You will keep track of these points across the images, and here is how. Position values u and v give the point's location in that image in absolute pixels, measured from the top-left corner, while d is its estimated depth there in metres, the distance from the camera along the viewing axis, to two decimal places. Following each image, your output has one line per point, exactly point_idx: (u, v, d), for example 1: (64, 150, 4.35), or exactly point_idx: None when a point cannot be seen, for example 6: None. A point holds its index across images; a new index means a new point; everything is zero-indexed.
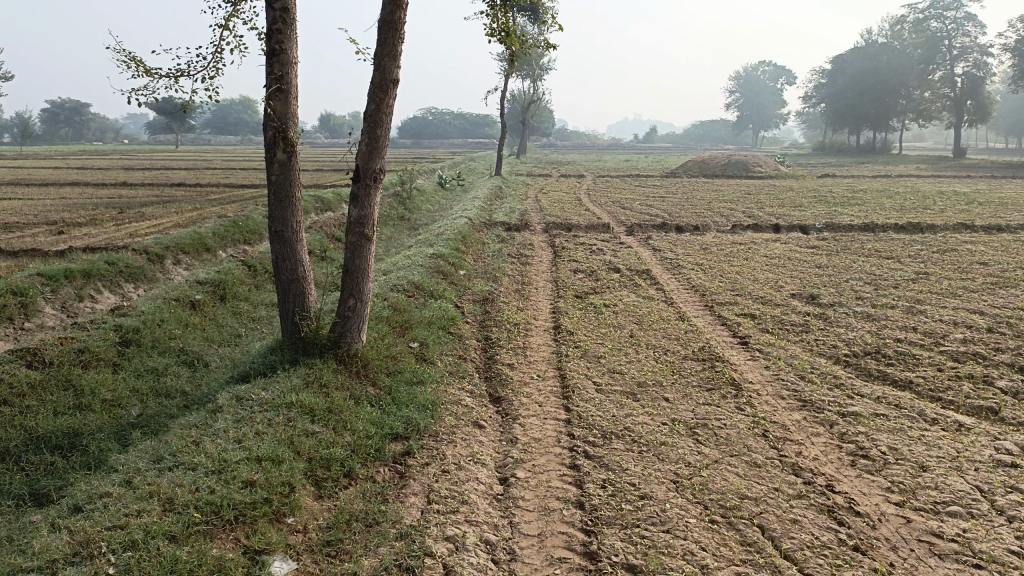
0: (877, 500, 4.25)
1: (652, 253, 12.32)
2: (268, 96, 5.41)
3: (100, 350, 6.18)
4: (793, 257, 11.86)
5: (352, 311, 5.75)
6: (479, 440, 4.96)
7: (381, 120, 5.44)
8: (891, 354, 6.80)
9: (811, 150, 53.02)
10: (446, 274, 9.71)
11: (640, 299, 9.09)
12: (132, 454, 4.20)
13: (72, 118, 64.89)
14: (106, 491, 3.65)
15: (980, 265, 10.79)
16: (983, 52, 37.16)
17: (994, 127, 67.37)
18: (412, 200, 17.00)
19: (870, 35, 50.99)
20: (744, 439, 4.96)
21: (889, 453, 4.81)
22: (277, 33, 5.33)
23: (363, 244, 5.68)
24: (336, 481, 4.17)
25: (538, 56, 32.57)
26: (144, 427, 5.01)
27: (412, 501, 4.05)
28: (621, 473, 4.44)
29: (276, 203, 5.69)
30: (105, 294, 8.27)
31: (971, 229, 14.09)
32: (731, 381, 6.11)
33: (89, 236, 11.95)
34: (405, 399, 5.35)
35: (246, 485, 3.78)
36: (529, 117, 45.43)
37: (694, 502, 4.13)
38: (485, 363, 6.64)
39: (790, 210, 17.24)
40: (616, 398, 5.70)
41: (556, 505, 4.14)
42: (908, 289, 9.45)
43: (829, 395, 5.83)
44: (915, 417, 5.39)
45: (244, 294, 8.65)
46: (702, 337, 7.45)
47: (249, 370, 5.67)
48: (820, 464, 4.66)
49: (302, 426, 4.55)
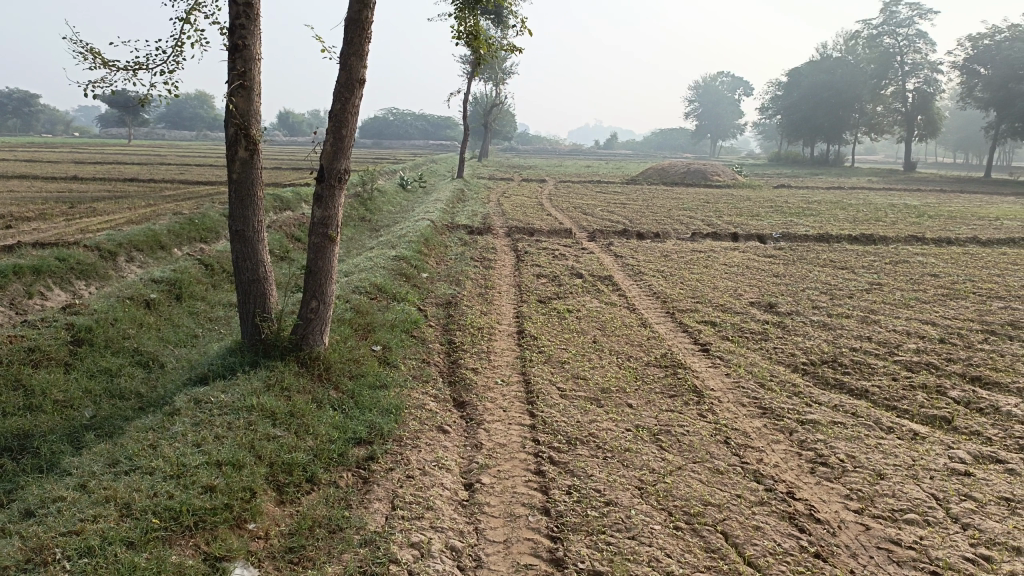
0: (837, 507, 4.32)
1: (614, 259, 12.41)
2: (230, 92, 5.30)
3: (51, 349, 5.99)
4: (752, 265, 12.07)
5: (315, 313, 5.66)
6: (444, 445, 4.93)
7: (346, 120, 5.36)
8: (847, 363, 6.94)
9: (767, 161, 54.00)
10: (409, 276, 9.64)
11: (603, 305, 9.14)
12: (85, 457, 4.07)
13: (22, 108, 63.05)
14: (59, 495, 3.53)
15: (931, 277, 11.10)
16: (932, 69, 38.32)
17: (942, 144, 69.44)
18: (374, 201, 16.87)
19: (826, 50, 52.23)
20: (706, 446, 5.00)
21: (847, 460, 4.89)
22: (241, 28, 5.23)
23: (326, 245, 5.59)
24: (298, 486, 4.10)
25: (502, 60, 32.70)
26: (97, 430, 4.86)
27: (377, 507, 4.00)
28: (586, 479, 4.44)
29: (236, 202, 5.57)
30: (55, 291, 8.02)
31: (921, 242, 14.48)
32: (693, 388, 6.16)
33: (39, 230, 11.59)
34: (368, 403, 5.28)
35: (206, 490, 3.67)
36: (491, 121, 45.44)
37: (659, 508, 4.15)
38: (449, 367, 6.61)
39: (748, 219, 17.54)
40: (581, 404, 5.71)
41: (522, 511, 4.11)
42: (863, 299, 9.67)
43: (788, 403, 5.92)
44: (871, 425, 5.50)
45: (201, 293, 8.47)
46: (664, 343, 7.51)
47: (208, 371, 5.54)
48: (781, 471, 4.72)
49: (263, 430, 4.46)
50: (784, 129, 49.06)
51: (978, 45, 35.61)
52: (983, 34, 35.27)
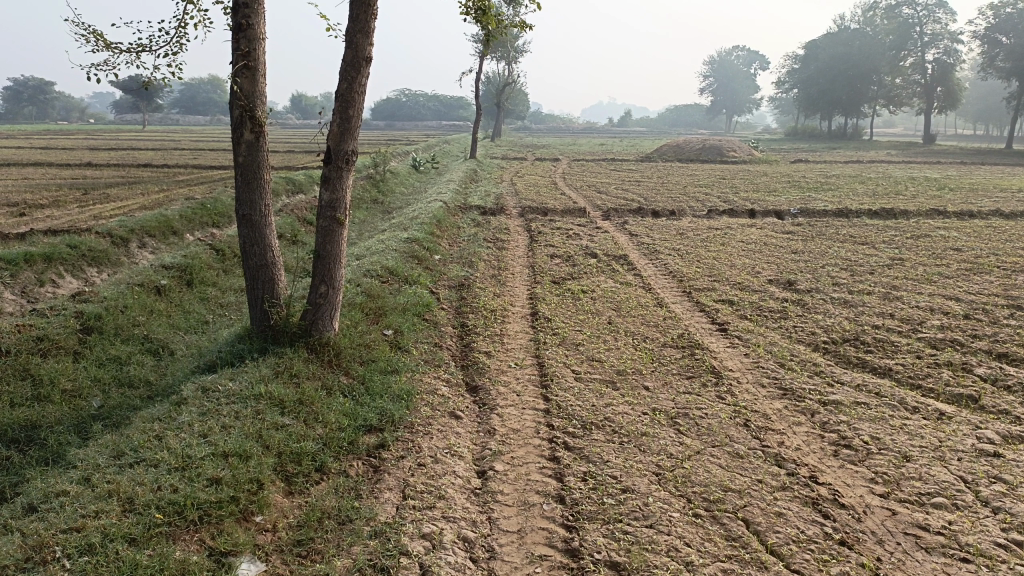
0: (861, 491, 4.18)
1: (629, 238, 12.24)
2: (234, 73, 5.17)
3: (60, 338, 5.94)
4: (769, 242, 11.86)
5: (324, 298, 5.55)
6: (457, 431, 4.83)
7: (353, 100, 5.23)
8: (870, 341, 6.77)
9: (784, 135, 53.24)
10: (421, 259, 9.53)
11: (617, 285, 8.99)
12: (91, 450, 4.01)
13: (37, 97, 63.41)
14: (63, 489, 3.47)
15: (954, 251, 10.85)
16: (952, 39, 37.48)
17: (963, 115, 68.20)
18: (386, 182, 16.76)
19: (843, 21, 51.27)
20: (725, 429, 4.87)
21: (871, 442, 4.74)
22: (244, 7, 5.09)
23: (335, 229, 5.47)
24: (307, 475, 4.01)
25: (514, 37, 32.39)
26: (105, 419, 4.81)
27: (387, 497, 3.91)
28: (602, 466, 4.33)
29: (243, 185, 5.46)
30: (67, 279, 7.98)
31: (943, 215, 14.17)
32: (711, 369, 6.02)
33: (52, 218, 11.57)
34: (379, 388, 5.19)
35: (212, 482, 3.59)
36: (503, 100, 44.96)
37: (677, 495, 4.03)
38: (461, 351, 6.50)
39: (765, 196, 17.25)
40: (596, 386, 5.59)
41: (536, 500, 4.01)
42: (884, 275, 9.45)
43: (810, 382, 5.78)
44: (896, 405, 5.35)
45: (212, 279, 8.40)
46: (681, 323, 7.36)
47: (217, 359, 5.46)
48: (803, 454, 4.59)
49: (271, 418, 4.37)
50: (800, 103, 48.30)
51: (998, 14, 34.79)
52: (1004, 3, 34.44)
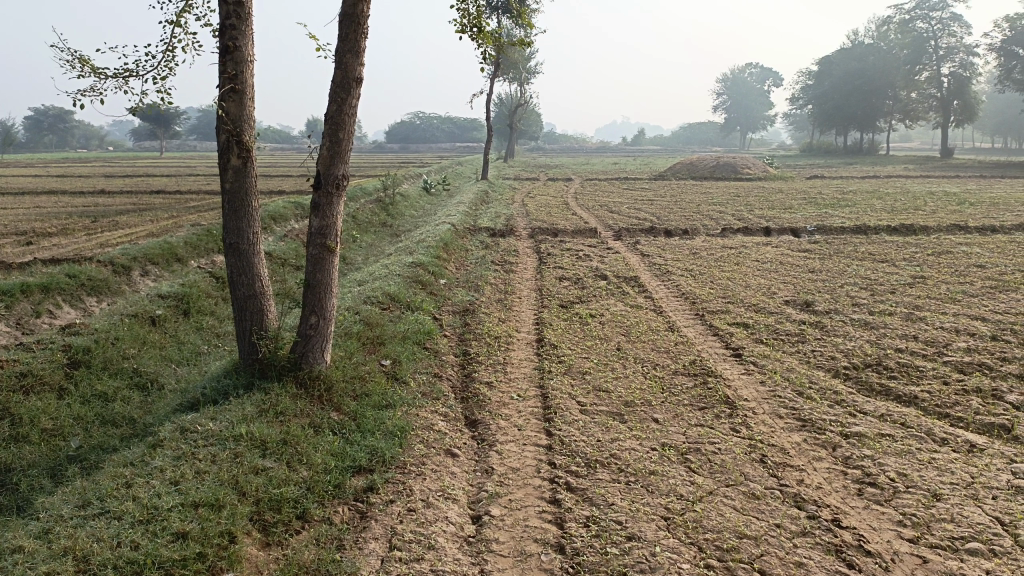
0: (889, 536, 3.84)
1: (641, 258, 11.95)
2: (220, 96, 4.94)
3: (45, 373, 5.72)
4: (786, 261, 11.53)
5: (315, 329, 5.30)
6: (452, 471, 4.53)
7: (343, 122, 5.01)
8: (893, 366, 6.41)
9: (799, 152, 52.84)
10: (426, 283, 9.27)
11: (627, 308, 8.68)
12: (58, 497, 3.75)
13: (56, 125, 64.56)
14: (18, 545, 3.21)
15: (977, 268, 10.45)
16: (967, 52, 37.14)
17: (980, 129, 67.47)
18: (396, 205, 16.59)
19: (856, 36, 50.99)
20: (739, 466, 4.54)
21: (898, 479, 4.40)
22: (231, 28, 4.89)
23: (325, 257, 5.22)
24: (287, 524, 3.73)
25: (526, 59, 32.43)
26: (82, 461, 4.56)
27: (372, 548, 3.62)
28: (606, 510, 4.01)
29: (230, 213, 5.21)
30: (65, 309, 7.78)
31: (964, 230, 13.77)
32: (725, 399, 5.68)
33: (58, 246, 11.47)
34: (371, 425, 4.91)
35: (178, 537, 3.31)
36: (518, 121, 44.82)
37: (687, 543, 3.71)
38: (462, 382, 6.21)
39: (781, 213, 16.88)
40: (602, 419, 5.28)
41: (534, 549, 3.70)
42: (906, 294, 9.08)
43: (830, 413, 5.42)
44: (922, 437, 4.99)
45: (211, 307, 8.17)
46: (693, 349, 7.05)
47: (202, 396, 5.20)
48: (824, 494, 4.25)
49: (251, 461, 4.10)
50: (815, 118, 47.89)
51: (1014, 26, 34.23)
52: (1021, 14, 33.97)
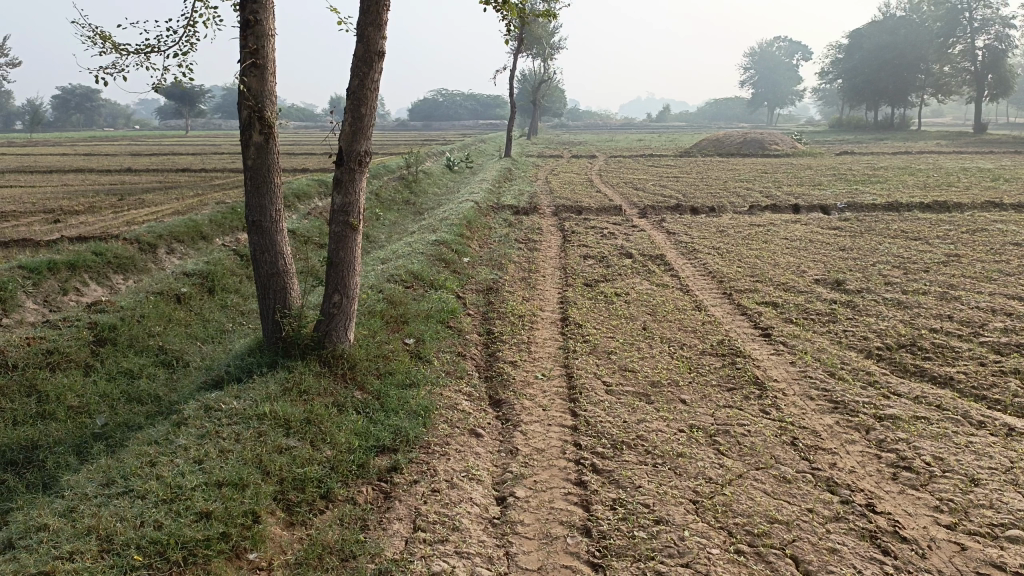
0: (925, 522, 3.73)
1: (666, 236, 11.79)
2: (242, 72, 4.88)
3: (71, 350, 5.74)
4: (815, 238, 11.31)
5: (338, 307, 5.25)
6: (477, 451, 4.48)
7: (365, 97, 4.92)
8: (928, 347, 6.24)
9: (828, 127, 51.91)
10: (449, 261, 9.20)
11: (653, 287, 8.56)
12: (84, 475, 3.75)
13: (84, 105, 65.18)
14: (43, 523, 3.21)
15: (1013, 246, 10.18)
16: (1003, 24, 36.08)
17: (1015, 104, 65.79)
18: (419, 183, 16.52)
19: (888, 8, 49.74)
20: (770, 449, 4.44)
21: (934, 463, 4.27)
22: (252, 2, 4.81)
23: (348, 234, 5.17)
24: (311, 504, 3.70)
25: (549, 34, 32.03)
26: (107, 439, 4.57)
27: (396, 529, 3.58)
28: (634, 492, 3.94)
29: (252, 191, 5.16)
30: (92, 286, 7.81)
31: (1000, 207, 13.41)
32: (754, 380, 5.57)
33: (86, 224, 11.54)
34: (395, 404, 4.87)
35: (201, 517, 3.30)
36: (542, 98, 44.52)
37: (717, 527, 3.63)
38: (486, 361, 6.15)
39: (810, 190, 16.56)
40: (628, 400, 5.20)
41: (559, 532, 3.64)
42: (940, 273, 8.85)
43: (863, 395, 5.29)
44: (959, 420, 4.85)
45: (235, 285, 8.17)
46: (721, 328, 6.93)
47: (226, 374, 5.20)
48: (857, 478, 4.14)
49: (274, 440, 4.07)
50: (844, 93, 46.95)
51: None
52: None
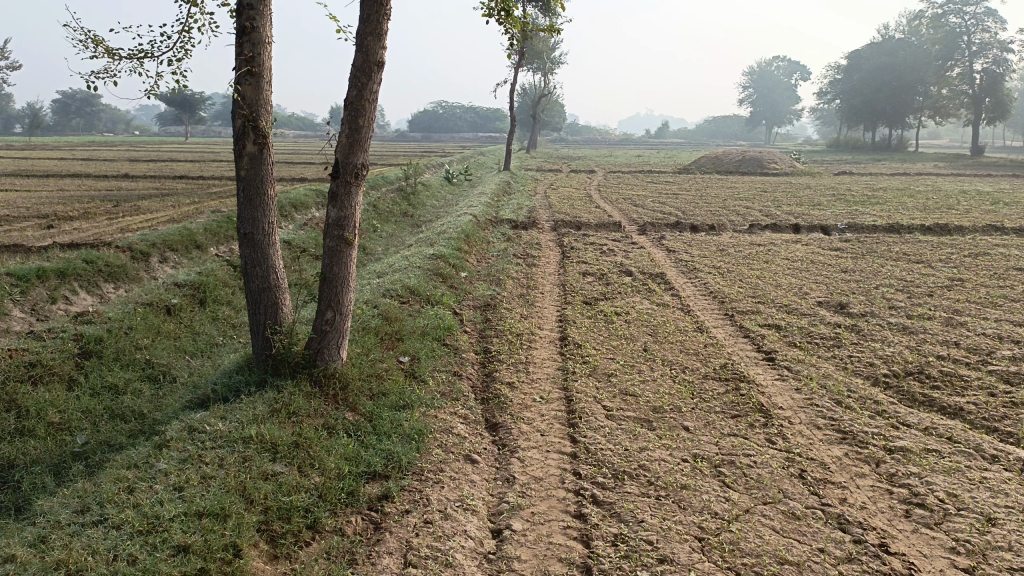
0: (941, 565, 3.56)
1: (666, 254, 11.64)
2: (237, 80, 4.72)
3: (54, 363, 5.54)
4: (817, 259, 11.17)
5: (330, 324, 5.07)
6: (471, 479, 4.29)
7: (363, 108, 4.77)
8: (936, 375, 6.08)
9: (827, 147, 51.99)
10: (446, 275, 9.03)
11: (653, 307, 8.39)
12: (59, 500, 3.56)
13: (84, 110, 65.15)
14: (11, 553, 3.02)
15: (1017, 271, 10.04)
16: (1002, 48, 36.26)
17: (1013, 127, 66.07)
18: (417, 195, 16.37)
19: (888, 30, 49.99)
20: (777, 482, 4.26)
21: (948, 500, 4.10)
22: (249, 8, 4.66)
23: (343, 249, 5.00)
24: (297, 535, 3.51)
25: (550, 48, 32.03)
26: (86, 460, 4.38)
27: (386, 564, 3.39)
28: (636, 527, 3.76)
29: (245, 202, 4.99)
30: (81, 295, 7.63)
31: (1001, 231, 13.30)
32: (758, 407, 5.39)
33: (79, 230, 11.35)
34: (387, 428, 4.69)
35: (178, 551, 3.11)
36: (542, 111, 44.59)
37: (723, 568, 3.45)
38: (483, 381, 5.96)
39: (810, 209, 16.44)
40: (629, 426, 5.02)
41: (558, 570, 3.45)
42: (945, 297, 8.71)
43: (872, 425, 5.12)
44: (971, 454, 4.68)
45: (227, 297, 7.98)
46: (723, 351, 6.75)
47: (213, 393, 5.01)
48: (869, 515, 3.97)
49: (260, 466, 3.89)
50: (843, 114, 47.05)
51: None
52: None
